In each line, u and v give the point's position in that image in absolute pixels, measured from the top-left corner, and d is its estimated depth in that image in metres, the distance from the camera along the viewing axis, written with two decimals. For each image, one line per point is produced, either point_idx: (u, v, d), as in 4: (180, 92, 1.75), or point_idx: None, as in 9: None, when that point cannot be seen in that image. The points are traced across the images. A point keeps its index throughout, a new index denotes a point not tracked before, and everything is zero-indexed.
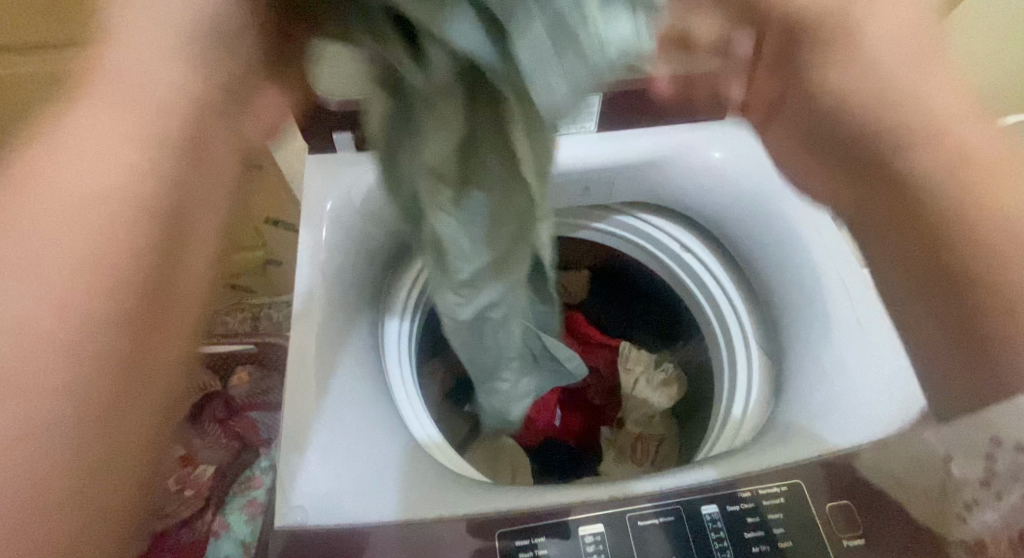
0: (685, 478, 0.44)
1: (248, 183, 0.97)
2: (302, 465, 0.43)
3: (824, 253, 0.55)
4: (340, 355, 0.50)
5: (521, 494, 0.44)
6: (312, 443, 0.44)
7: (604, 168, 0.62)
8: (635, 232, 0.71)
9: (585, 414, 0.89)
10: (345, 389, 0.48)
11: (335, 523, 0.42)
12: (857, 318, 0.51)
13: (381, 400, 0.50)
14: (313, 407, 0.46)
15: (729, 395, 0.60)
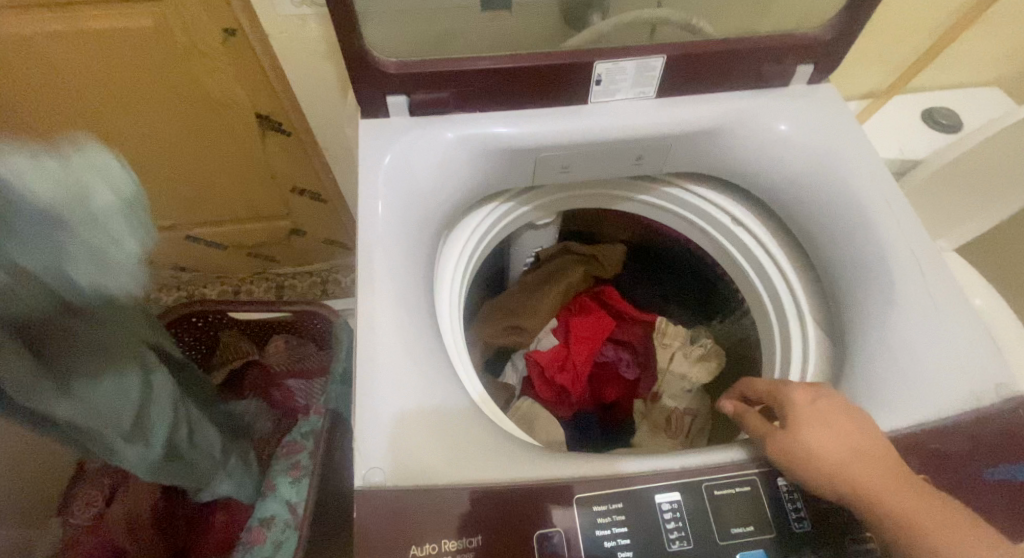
0: (735, 455, 0.43)
1: (277, 150, 0.99)
2: (372, 423, 0.44)
3: (890, 227, 0.54)
4: (402, 311, 0.49)
5: (593, 456, 0.43)
6: (384, 404, 0.44)
7: (661, 137, 0.61)
8: (683, 204, 0.70)
9: (620, 389, 0.87)
10: (410, 346, 0.48)
11: (412, 483, 0.41)
12: (928, 295, 0.50)
13: (442, 361, 0.50)
14: (383, 365, 0.46)
15: (780, 370, 0.60)
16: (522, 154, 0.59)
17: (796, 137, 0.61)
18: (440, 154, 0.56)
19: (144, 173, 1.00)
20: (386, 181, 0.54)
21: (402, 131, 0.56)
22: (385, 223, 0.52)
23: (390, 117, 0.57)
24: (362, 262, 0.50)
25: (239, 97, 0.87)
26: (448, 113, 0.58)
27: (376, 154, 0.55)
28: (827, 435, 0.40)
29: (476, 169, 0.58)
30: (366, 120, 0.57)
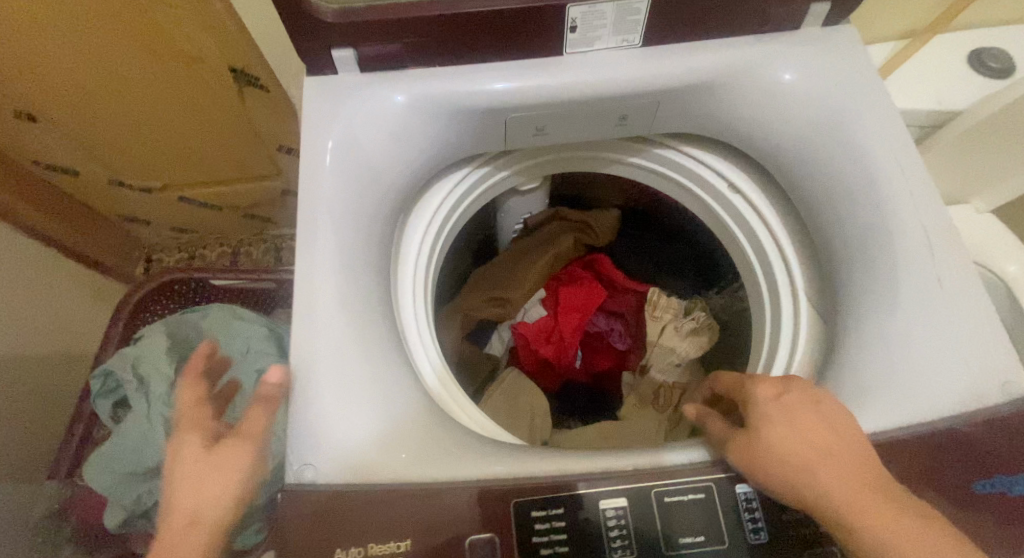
0: (701, 455, 0.39)
1: (254, 106, 0.96)
2: (306, 414, 0.41)
3: (898, 196, 0.47)
4: (346, 290, 0.46)
5: (539, 457, 0.40)
6: (320, 393, 0.42)
7: (646, 93, 0.54)
8: (675, 167, 0.64)
9: (609, 360, 0.84)
10: (352, 330, 0.44)
11: (344, 482, 0.39)
12: (936, 279, 0.43)
13: (391, 344, 0.46)
14: (321, 349, 0.43)
15: (769, 352, 0.55)
16: (487, 115, 0.54)
17: (804, 92, 0.53)
18: (394, 117, 0.51)
19: (126, 132, 0.98)
20: (334, 149, 0.49)
21: (352, 91, 0.51)
22: (330, 196, 0.48)
23: (337, 74, 0.52)
24: (305, 240, 0.47)
25: (209, 52, 0.83)
26: (404, 69, 0.52)
27: (322, 117, 0.50)
28: (791, 434, 0.36)
29: (436, 133, 0.53)
30: (312, 78, 0.52)
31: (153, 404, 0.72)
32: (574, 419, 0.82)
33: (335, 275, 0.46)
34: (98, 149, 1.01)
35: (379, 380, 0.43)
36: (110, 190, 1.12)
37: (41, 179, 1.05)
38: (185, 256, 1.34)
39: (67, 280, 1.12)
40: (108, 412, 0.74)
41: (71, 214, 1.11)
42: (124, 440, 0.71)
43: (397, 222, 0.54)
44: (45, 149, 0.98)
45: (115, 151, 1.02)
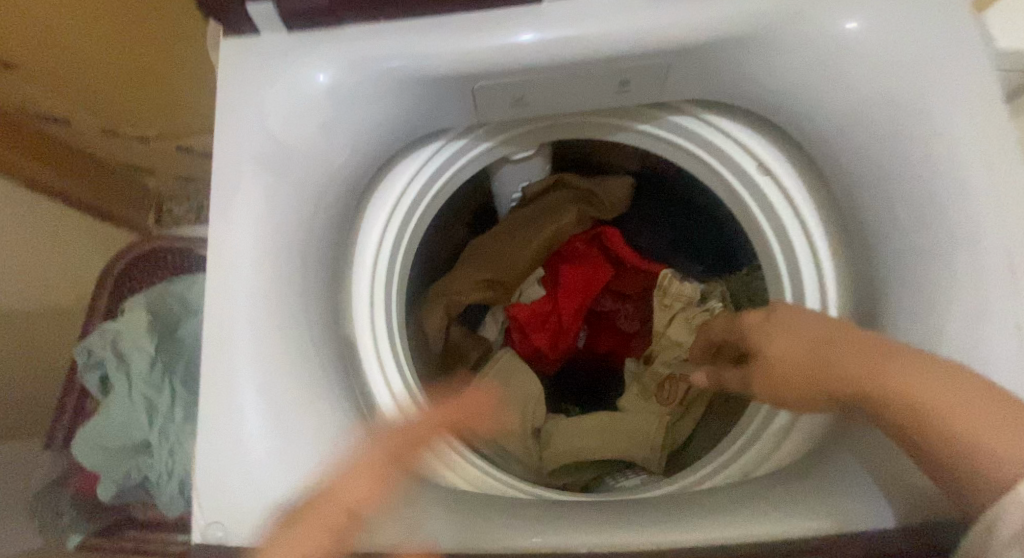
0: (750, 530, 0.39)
1: None
2: (217, 464, 0.37)
3: (979, 209, 0.39)
4: (272, 315, 0.40)
5: (499, 534, 0.41)
6: (240, 438, 0.38)
7: (655, 59, 0.43)
8: (692, 137, 0.53)
9: (614, 341, 0.78)
10: (277, 362, 0.39)
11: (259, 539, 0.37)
12: (1014, 320, 0.37)
13: (326, 375, 0.42)
14: (240, 387, 0.38)
15: None
16: (451, 87, 0.44)
17: (869, 53, 0.40)
18: (331, 96, 0.42)
19: (110, 80, 0.91)
20: (260, 140, 0.41)
21: (278, 62, 0.42)
22: (256, 201, 0.41)
23: (260, 35, 0.42)
24: (219, 253, 0.40)
25: None
26: (344, 26, 0.42)
27: (244, 98, 0.41)
28: (792, 340, 0.39)
29: (389, 112, 0.44)
30: (230, 39, 0.43)
31: (130, 384, 0.71)
32: (572, 405, 0.78)
33: (262, 296, 0.40)
34: (84, 97, 0.95)
35: (304, 422, 0.39)
36: (109, 139, 1.07)
37: (34, 128, 1.00)
38: (193, 206, 1.30)
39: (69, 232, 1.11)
40: (95, 386, 0.73)
41: (75, 165, 1.08)
42: (109, 418, 0.70)
43: (346, 217, 0.47)
44: (30, 99, 0.93)
45: (101, 99, 0.96)
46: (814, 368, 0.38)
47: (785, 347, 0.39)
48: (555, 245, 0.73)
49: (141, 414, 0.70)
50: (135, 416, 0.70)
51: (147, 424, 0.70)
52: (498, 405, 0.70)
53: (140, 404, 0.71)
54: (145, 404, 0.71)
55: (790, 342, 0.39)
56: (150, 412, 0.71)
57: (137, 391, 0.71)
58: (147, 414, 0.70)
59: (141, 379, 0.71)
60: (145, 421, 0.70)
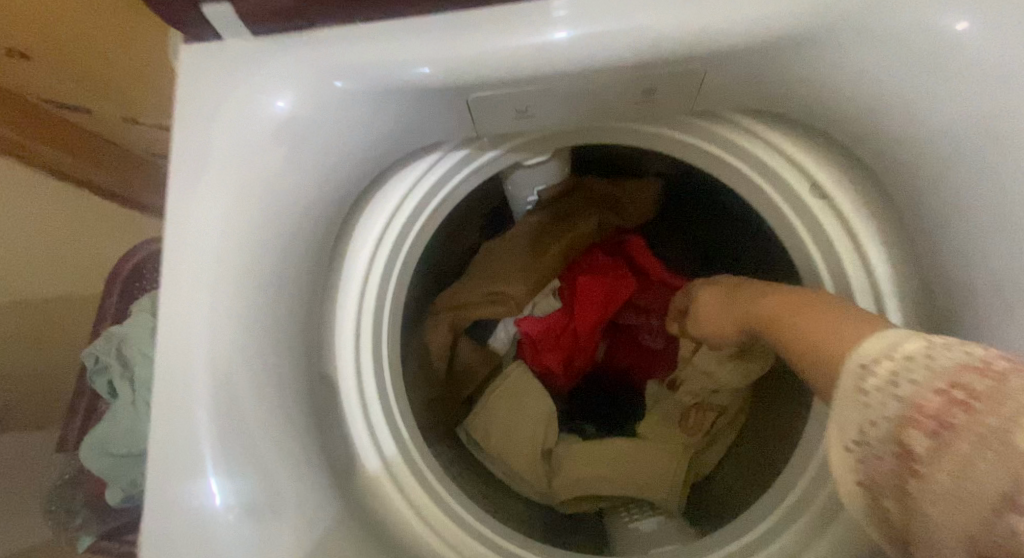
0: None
1: None
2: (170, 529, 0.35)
3: None
4: (236, 365, 0.36)
5: None
6: (194, 498, 0.35)
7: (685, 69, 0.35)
8: (732, 147, 0.45)
9: (635, 357, 0.72)
10: (240, 419, 0.36)
11: None
12: None
13: (297, 427, 0.39)
14: (197, 448, 0.35)
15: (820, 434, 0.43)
16: (442, 100, 0.38)
17: (977, 61, 0.31)
18: (301, 119, 0.36)
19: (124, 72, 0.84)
20: (223, 171, 0.36)
21: (241, 78, 0.36)
22: (219, 243, 0.36)
23: (221, 43, 0.37)
24: (173, 296, 0.36)
25: None
26: (316, 29, 0.36)
27: (204, 122, 0.36)
28: (711, 299, 0.50)
29: (370, 135, 0.39)
30: (190, 47, 0.37)
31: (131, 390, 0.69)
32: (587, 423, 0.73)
33: (226, 345, 0.36)
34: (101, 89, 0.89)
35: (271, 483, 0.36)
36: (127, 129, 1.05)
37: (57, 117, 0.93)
38: None
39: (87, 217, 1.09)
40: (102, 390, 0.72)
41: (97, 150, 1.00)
42: (112, 425, 0.70)
43: (323, 248, 0.43)
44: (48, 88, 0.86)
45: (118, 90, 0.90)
46: (726, 296, 0.48)
47: (706, 299, 0.50)
48: (574, 255, 0.67)
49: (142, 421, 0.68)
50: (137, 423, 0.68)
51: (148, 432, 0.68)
52: (504, 427, 0.65)
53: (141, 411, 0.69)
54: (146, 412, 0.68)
55: (709, 294, 0.50)
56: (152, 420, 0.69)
57: (139, 397, 0.69)
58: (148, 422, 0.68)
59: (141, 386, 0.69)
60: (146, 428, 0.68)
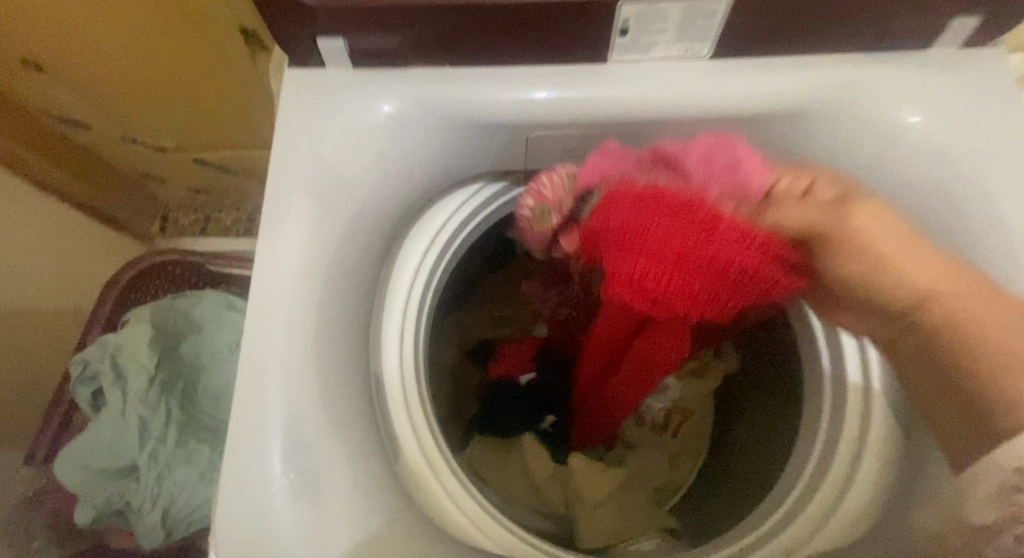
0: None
1: (267, 68, 0.85)
2: (241, 482, 0.35)
3: None
4: (301, 314, 0.38)
5: None
6: (275, 425, 0.36)
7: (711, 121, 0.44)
8: None
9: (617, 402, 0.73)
10: (316, 359, 0.39)
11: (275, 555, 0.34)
12: None
13: (356, 391, 0.41)
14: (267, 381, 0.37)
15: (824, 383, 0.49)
16: (507, 130, 0.44)
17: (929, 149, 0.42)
18: (393, 120, 0.42)
19: (171, 86, 0.91)
20: (317, 152, 0.40)
21: (345, 74, 0.42)
22: (309, 211, 0.40)
23: (325, 68, 0.43)
24: (263, 261, 0.39)
25: (214, 3, 0.73)
26: (405, 65, 0.42)
27: (295, 135, 0.41)
28: (877, 221, 0.35)
29: (453, 153, 0.44)
30: (294, 70, 0.43)
31: (127, 399, 0.69)
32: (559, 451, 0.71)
33: (287, 301, 0.38)
34: (146, 96, 0.94)
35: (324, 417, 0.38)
36: (125, 145, 1.08)
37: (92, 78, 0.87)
38: (200, 219, 1.29)
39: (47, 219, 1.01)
40: (86, 400, 0.73)
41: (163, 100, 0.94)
42: (99, 436, 0.69)
43: (388, 253, 0.46)
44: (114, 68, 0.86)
45: (163, 105, 0.96)
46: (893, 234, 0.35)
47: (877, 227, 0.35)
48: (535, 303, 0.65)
49: (122, 431, 0.69)
50: (118, 429, 0.69)
51: (126, 445, 0.69)
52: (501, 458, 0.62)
53: (130, 419, 0.69)
54: (119, 422, 0.69)
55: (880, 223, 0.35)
56: (135, 427, 0.69)
57: (125, 397, 0.70)
58: (125, 437, 0.69)
59: (154, 389, 0.71)
60: (121, 444, 0.69)
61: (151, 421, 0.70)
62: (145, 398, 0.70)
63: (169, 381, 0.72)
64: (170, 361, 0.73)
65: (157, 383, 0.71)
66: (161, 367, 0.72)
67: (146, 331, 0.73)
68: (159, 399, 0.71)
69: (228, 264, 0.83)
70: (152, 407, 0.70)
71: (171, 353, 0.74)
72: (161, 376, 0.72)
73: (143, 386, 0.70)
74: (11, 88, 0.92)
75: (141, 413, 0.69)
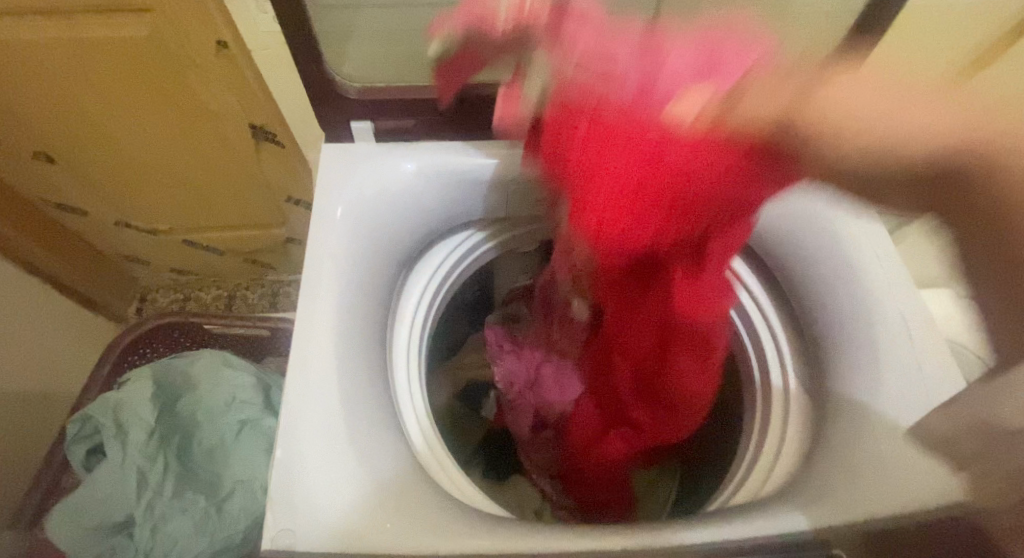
0: (760, 530, 0.40)
1: (268, 159, 0.99)
2: (291, 454, 0.42)
3: (882, 288, 0.50)
4: (338, 321, 0.47)
5: (548, 531, 0.41)
6: (319, 407, 0.44)
7: None
8: None
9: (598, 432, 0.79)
10: (351, 355, 0.47)
11: (323, 514, 0.40)
12: (919, 367, 0.46)
13: (383, 388, 0.49)
14: (314, 371, 0.45)
15: (758, 378, 0.58)
16: (496, 186, 0.57)
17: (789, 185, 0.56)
18: (410, 178, 0.55)
19: (176, 176, 1.02)
20: (350, 202, 0.52)
21: (370, 146, 0.56)
22: (346, 244, 0.51)
23: (354, 142, 0.55)
24: (309, 281, 0.49)
25: (230, 106, 0.87)
26: (417, 140, 0.56)
27: (332, 190, 0.53)
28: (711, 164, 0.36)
29: (455, 203, 0.57)
30: (329, 144, 0.56)
31: (127, 452, 0.73)
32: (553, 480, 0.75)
33: (328, 312, 0.48)
34: (150, 187, 1.04)
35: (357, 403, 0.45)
36: (115, 231, 1.15)
37: (106, 167, 0.98)
38: (180, 298, 1.35)
39: (37, 300, 1.07)
40: (81, 458, 0.75)
41: (166, 189, 1.05)
42: (95, 491, 0.71)
43: (400, 284, 0.57)
44: (124, 161, 0.97)
45: (165, 194, 1.06)
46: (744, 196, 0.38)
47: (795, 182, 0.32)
48: (522, 420, 0.70)
49: (120, 483, 0.72)
50: (116, 482, 0.72)
51: (123, 498, 0.71)
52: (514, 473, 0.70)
53: (130, 470, 0.72)
54: (118, 475, 0.72)
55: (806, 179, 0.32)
56: (133, 479, 0.72)
57: (126, 449, 0.73)
58: (122, 490, 0.71)
59: (155, 441, 0.75)
60: (118, 497, 0.71)
61: (151, 472, 0.73)
62: (146, 450, 0.74)
63: (167, 435, 0.76)
64: (167, 416, 0.78)
65: (156, 435, 0.75)
66: (159, 421, 0.77)
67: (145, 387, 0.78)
68: (157, 450, 0.74)
69: (221, 324, 0.90)
70: (150, 458, 0.74)
71: (169, 408, 0.79)
72: (161, 430, 0.76)
73: (142, 439, 0.74)
74: (18, 180, 0.99)
75: (140, 465, 0.73)
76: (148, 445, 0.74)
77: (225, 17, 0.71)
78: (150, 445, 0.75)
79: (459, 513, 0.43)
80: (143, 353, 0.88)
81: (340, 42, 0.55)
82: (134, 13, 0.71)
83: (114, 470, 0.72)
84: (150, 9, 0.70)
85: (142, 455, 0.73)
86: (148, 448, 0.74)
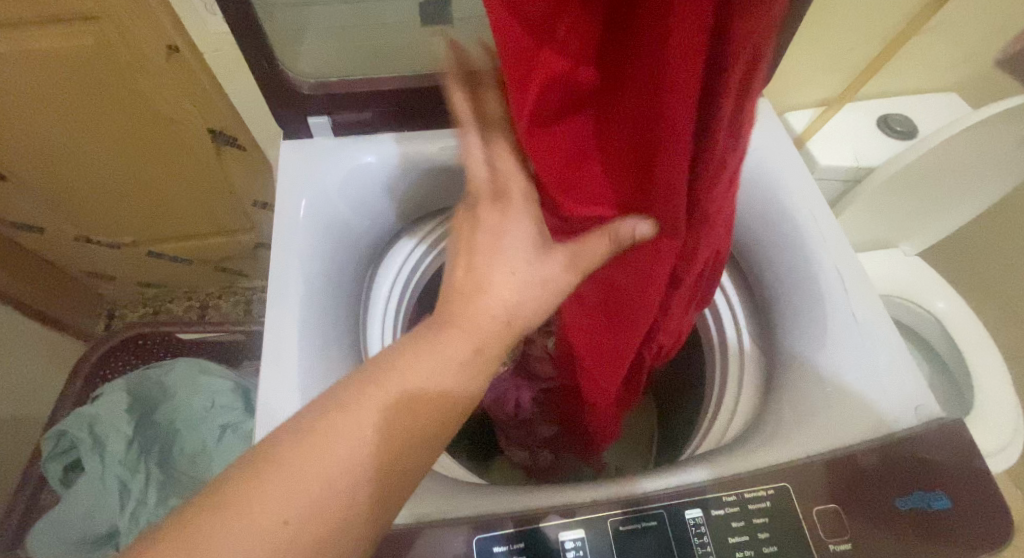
0: (720, 472, 0.43)
1: (231, 163, 0.98)
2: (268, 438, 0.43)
3: (818, 248, 0.53)
4: (306, 307, 0.48)
5: (525, 493, 0.43)
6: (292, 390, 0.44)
7: None
8: None
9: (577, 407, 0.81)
10: (322, 340, 0.48)
11: None
12: (852, 316, 0.49)
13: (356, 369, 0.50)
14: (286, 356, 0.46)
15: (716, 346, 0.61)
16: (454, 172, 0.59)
17: None
18: (367, 169, 0.56)
19: (136, 186, 1.01)
20: (308, 196, 0.53)
21: (326, 142, 0.57)
22: (308, 236, 0.52)
23: (313, 137, 0.57)
24: (275, 272, 0.50)
25: (185, 111, 0.86)
26: (375, 133, 0.58)
27: (291, 186, 0.54)
28: None
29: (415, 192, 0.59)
30: (288, 141, 0.57)
31: (107, 463, 0.73)
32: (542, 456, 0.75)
33: (297, 301, 0.49)
34: (110, 200, 1.03)
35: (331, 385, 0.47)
36: (77, 246, 1.13)
37: (60, 181, 0.97)
38: (150, 311, 1.34)
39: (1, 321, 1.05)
40: (58, 474, 0.75)
41: (127, 200, 1.04)
42: (74, 505, 0.71)
43: (365, 273, 0.58)
44: (79, 174, 0.96)
45: (125, 205, 1.05)
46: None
47: None
48: (505, 407, 0.71)
49: (101, 495, 0.72)
50: (96, 495, 0.72)
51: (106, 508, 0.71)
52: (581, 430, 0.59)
53: (111, 482, 0.73)
54: (98, 488, 0.72)
55: None
56: (115, 490, 0.72)
57: (105, 461, 0.73)
58: (105, 501, 0.71)
59: (134, 451, 0.75)
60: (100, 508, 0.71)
61: (133, 482, 0.73)
62: (127, 460, 0.74)
63: (145, 444, 0.77)
64: (144, 424, 0.78)
65: (135, 445, 0.76)
66: (138, 430, 0.77)
67: (119, 397, 0.78)
68: (137, 460, 0.75)
69: (195, 331, 0.91)
70: (130, 469, 0.74)
71: (145, 416, 0.79)
72: (139, 439, 0.77)
73: (121, 450, 0.75)
74: None
75: (122, 475, 0.73)
76: (127, 456, 0.75)
77: (174, 21, 0.71)
78: (130, 455, 0.75)
79: (437, 483, 0.45)
80: (116, 365, 0.87)
81: (292, 41, 0.56)
82: (79, 22, 0.70)
83: (92, 484, 0.72)
84: (96, 17, 0.70)
85: (122, 466, 0.74)
86: (127, 459, 0.75)
